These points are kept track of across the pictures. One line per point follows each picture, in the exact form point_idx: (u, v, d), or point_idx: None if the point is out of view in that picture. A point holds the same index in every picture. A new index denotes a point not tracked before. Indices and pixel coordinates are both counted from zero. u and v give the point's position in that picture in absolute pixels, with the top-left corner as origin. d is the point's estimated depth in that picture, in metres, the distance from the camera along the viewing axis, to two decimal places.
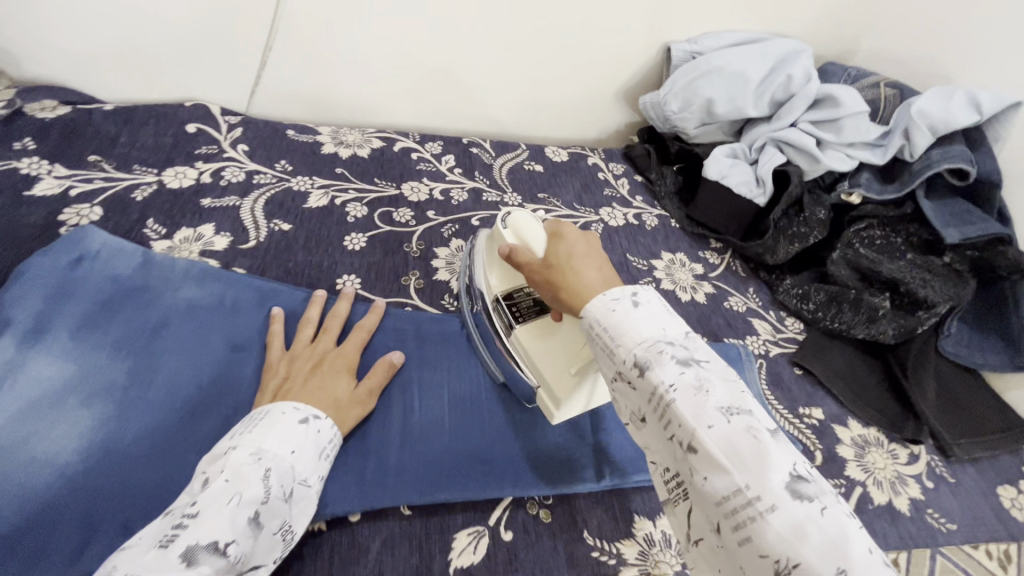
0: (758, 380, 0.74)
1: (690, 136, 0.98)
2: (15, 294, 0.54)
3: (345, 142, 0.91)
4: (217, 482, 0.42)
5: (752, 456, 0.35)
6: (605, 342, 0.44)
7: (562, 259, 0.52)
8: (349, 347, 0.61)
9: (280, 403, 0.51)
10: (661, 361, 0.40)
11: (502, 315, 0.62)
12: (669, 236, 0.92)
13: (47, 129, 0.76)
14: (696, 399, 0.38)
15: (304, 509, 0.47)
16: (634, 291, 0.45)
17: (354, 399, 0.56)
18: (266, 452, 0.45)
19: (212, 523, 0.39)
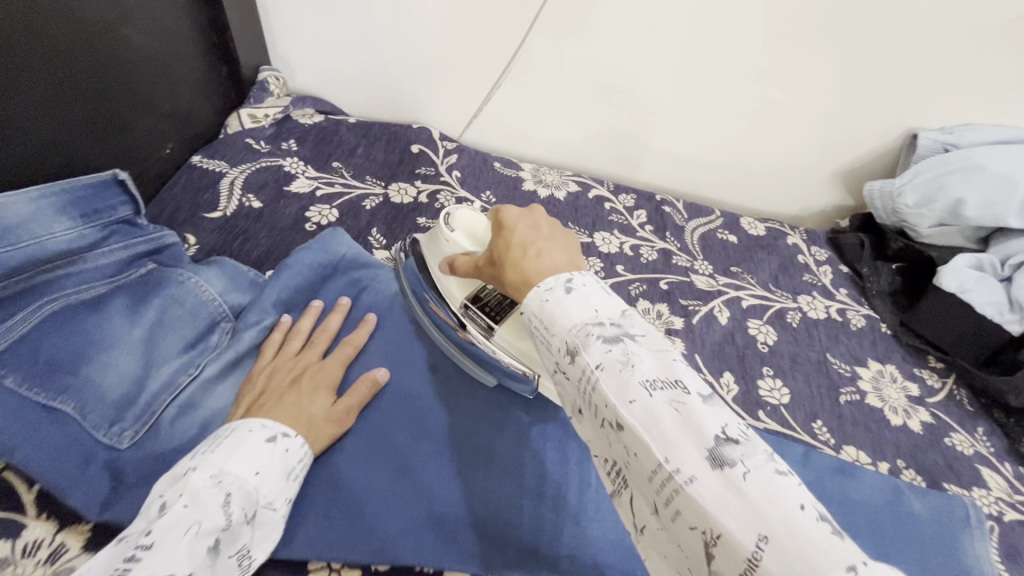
0: (991, 553, 0.60)
1: (920, 235, 0.86)
2: (279, 284, 0.61)
3: (545, 182, 0.93)
4: (175, 507, 0.39)
5: (762, 501, 0.27)
6: (540, 333, 0.37)
7: (518, 245, 0.43)
8: (334, 363, 0.57)
9: (241, 423, 0.48)
10: (588, 343, 0.33)
11: (478, 320, 0.59)
12: (878, 343, 0.81)
13: (306, 134, 0.86)
14: (616, 374, 0.32)
15: (267, 533, 0.45)
16: (567, 278, 0.38)
17: (330, 417, 0.53)
18: (227, 474, 0.43)
19: (171, 554, 0.36)
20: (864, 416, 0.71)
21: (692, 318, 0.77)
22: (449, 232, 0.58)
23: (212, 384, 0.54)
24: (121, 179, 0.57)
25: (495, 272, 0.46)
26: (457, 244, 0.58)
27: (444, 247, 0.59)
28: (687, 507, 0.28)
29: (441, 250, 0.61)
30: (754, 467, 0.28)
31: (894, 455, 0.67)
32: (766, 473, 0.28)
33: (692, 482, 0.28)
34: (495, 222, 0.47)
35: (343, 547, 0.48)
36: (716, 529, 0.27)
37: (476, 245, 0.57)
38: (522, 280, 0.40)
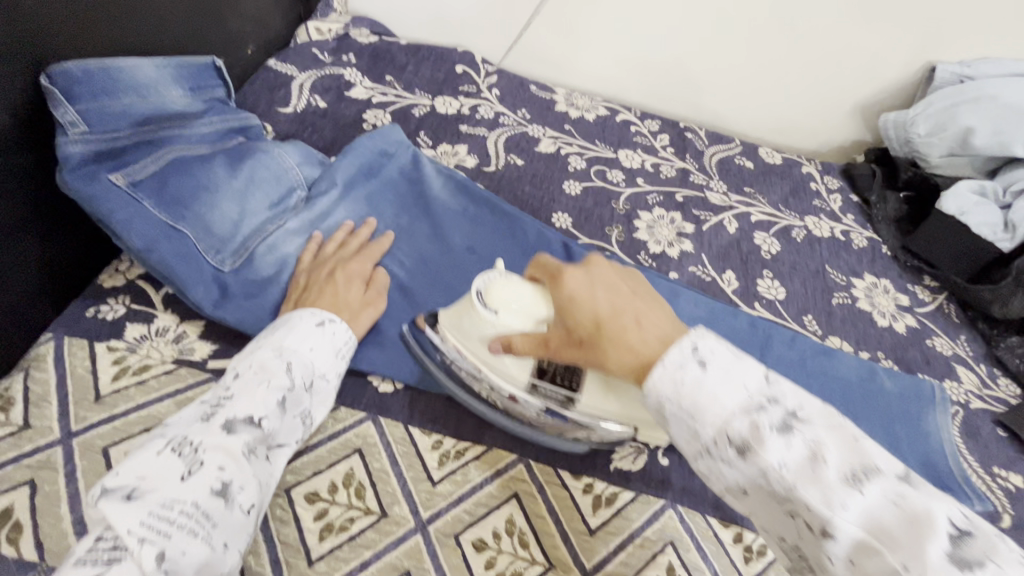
0: (951, 428, 0.68)
1: (930, 164, 0.91)
2: (343, 165, 0.72)
3: (577, 105, 1.01)
4: (246, 372, 0.47)
5: (903, 528, 0.33)
6: (682, 417, 0.40)
7: (592, 329, 0.46)
8: (365, 258, 0.63)
9: (295, 314, 0.54)
10: (758, 431, 0.37)
11: (552, 396, 0.53)
12: (876, 260, 0.87)
13: (363, 50, 0.96)
14: (806, 466, 0.36)
15: (324, 400, 0.51)
16: (694, 346, 0.41)
17: (364, 304, 0.60)
18: (286, 347, 0.50)
19: (246, 402, 0.45)
20: (853, 316, 0.79)
21: (703, 226, 0.85)
22: (482, 301, 0.53)
23: (291, 233, 0.65)
24: (217, 66, 0.68)
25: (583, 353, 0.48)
26: (507, 324, 0.52)
27: (488, 329, 0.54)
28: (794, 499, 0.35)
29: (477, 332, 0.54)
30: (888, 492, 0.34)
31: (876, 348, 0.75)
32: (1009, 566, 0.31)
33: (843, 512, 0.34)
34: (562, 294, 0.48)
35: (397, 362, 0.59)
36: (908, 570, 0.31)
37: (535, 322, 0.52)
38: (637, 362, 0.43)
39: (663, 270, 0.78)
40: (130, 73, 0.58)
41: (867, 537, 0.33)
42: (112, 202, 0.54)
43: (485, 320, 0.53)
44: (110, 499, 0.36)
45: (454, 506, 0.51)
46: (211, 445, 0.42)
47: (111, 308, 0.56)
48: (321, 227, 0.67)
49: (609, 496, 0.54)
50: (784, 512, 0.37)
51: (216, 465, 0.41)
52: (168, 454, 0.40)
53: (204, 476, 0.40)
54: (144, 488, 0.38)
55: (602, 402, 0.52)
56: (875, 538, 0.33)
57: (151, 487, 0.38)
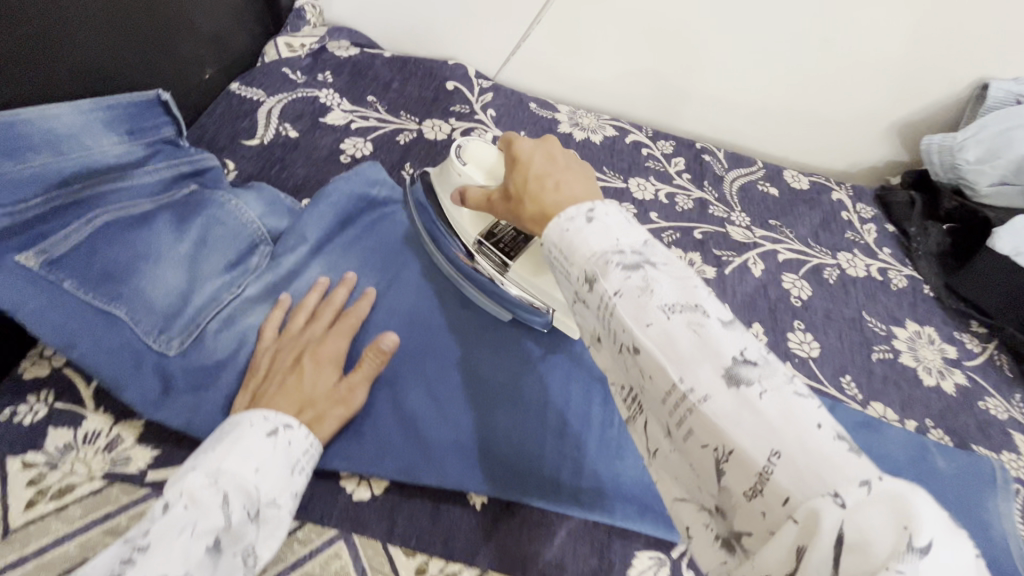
0: (1014, 515, 0.59)
1: (978, 193, 0.80)
2: (316, 211, 0.62)
3: (581, 125, 0.90)
4: (174, 509, 0.37)
5: (763, 417, 0.27)
6: (560, 264, 0.36)
7: (529, 176, 0.41)
8: (338, 336, 0.54)
9: (243, 418, 0.45)
10: (606, 271, 0.33)
11: (490, 258, 0.58)
12: (918, 304, 0.78)
13: (342, 66, 0.85)
14: (636, 300, 0.31)
15: (273, 532, 0.41)
16: (591, 206, 0.36)
17: (333, 398, 0.50)
18: (224, 471, 0.40)
19: (166, 558, 0.35)
20: (896, 375, 0.70)
21: (725, 268, 0.75)
22: (461, 172, 0.55)
23: (252, 301, 0.55)
24: (163, 100, 0.57)
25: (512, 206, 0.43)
26: (470, 177, 0.54)
27: (455, 182, 0.56)
28: (654, 368, 0.31)
29: (450, 184, 0.57)
30: (774, 390, 0.28)
31: (924, 415, 0.66)
32: (862, 481, 0.24)
33: (705, 400, 0.28)
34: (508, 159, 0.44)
35: (377, 461, 0.50)
36: (726, 448, 0.28)
37: (488, 178, 0.54)
38: (539, 213, 0.39)
39: None
40: (44, 119, 0.47)
41: (711, 421, 0.28)
42: (25, 291, 0.45)
43: (455, 175, 0.56)
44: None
45: None
46: None
47: (29, 410, 0.47)
48: (289, 291, 0.58)
49: None
50: (680, 458, 0.32)
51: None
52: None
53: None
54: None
55: (529, 274, 0.56)
56: (733, 427, 0.28)
57: None
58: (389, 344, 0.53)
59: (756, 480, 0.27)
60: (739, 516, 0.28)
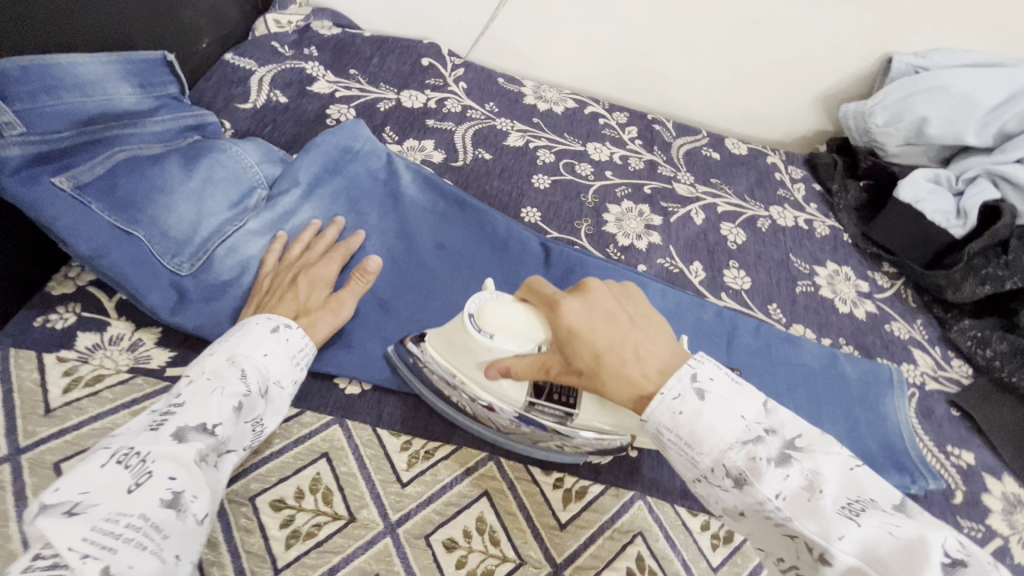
0: (908, 410, 0.71)
1: (888, 153, 0.93)
2: (306, 161, 0.70)
3: (545, 98, 1.00)
4: (199, 379, 0.46)
5: (896, 554, 0.34)
6: (682, 450, 0.42)
7: (593, 359, 0.45)
8: (331, 263, 0.62)
9: (252, 321, 0.53)
10: (621, 349, 0.45)
11: (550, 416, 0.52)
12: (838, 248, 0.90)
13: (325, 43, 0.93)
14: (801, 500, 0.38)
15: (277, 408, 0.50)
16: (692, 372, 0.43)
17: (325, 308, 0.58)
18: (240, 355, 0.49)
19: (198, 410, 0.44)
20: (815, 304, 0.81)
21: (670, 218, 0.86)
22: (484, 343, 0.49)
23: (253, 234, 0.63)
24: (169, 62, 0.65)
25: (586, 378, 0.46)
26: (502, 348, 0.49)
27: (480, 354, 0.50)
28: (792, 528, 0.38)
29: (474, 354, 0.51)
30: (759, 428, 0.41)
31: (837, 335, 0.78)
32: (985, 564, 0.33)
33: (739, 454, 0.40)
34: (559, 326, 0.46)
35: (365, 365, 0.59)
36: (759, 494, 0.39)
37: (522, 339, 0.48)
38: (636, 394, 0.44)
39: (631, 262, 0.78)
40: (73, 70, 0.55)
41: (739, 462, 0.40)
42: (55, 207, 0.52)
43: (477, 344, 0.49)
44: (49, 515, 0.34)
45: (423, 506, 0.51)
46: (162, 455, 0.40)
47: (60, 317, 0.54)
48: (285, 227, 0.65)
49: (578, 490, 0.55)
50: (720, 491, 0.41)
51: (166, 475, 0.39)
52: (114, 464, 0.38)
53: (153, 488, 0.38)
54: (86, 503, 0.36)
55: (597, 417, 0.51)
56: (878, 557, 0.35)
57: (96, 501, 0.36)
58: (374, 266, 0.61)
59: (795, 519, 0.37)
60: (787, 547, 0.38)
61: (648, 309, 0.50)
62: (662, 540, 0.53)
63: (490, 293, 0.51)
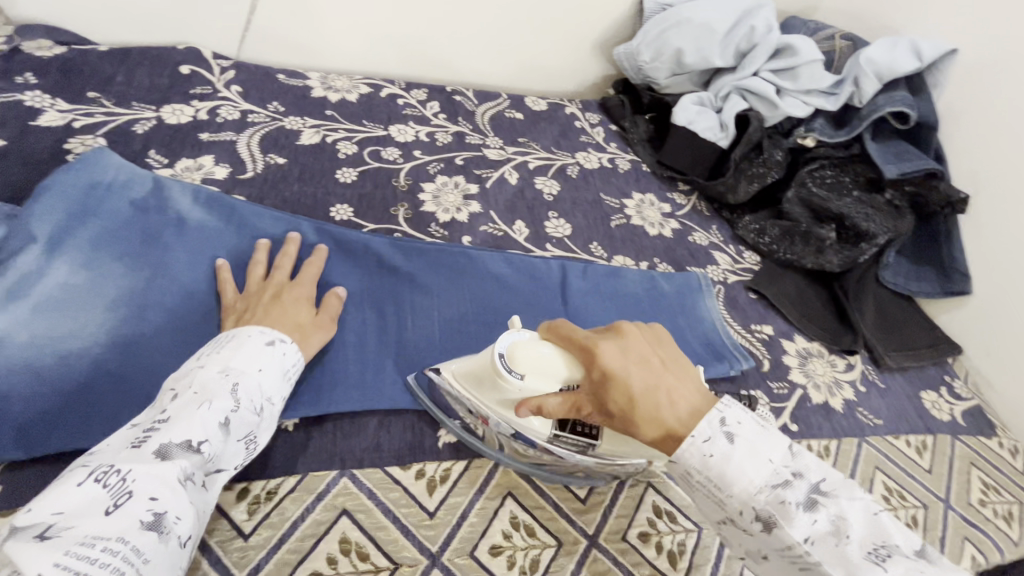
0: (717, 304, 0.82)
1: (661, 86, 1.04)
2: (41, 207, 0.60)
3: (334, 88, 0.95)
4: (186, 394, 0.46)
5: (842, 549, 0.38)
6: (712, 489, 0.43)
7: (624, 406, 0.45)
8: (307, 279, 0.63)
9: (245, 330, 0.53)
10: (696, 424, 0.44)
11: (572, 447, 0.52)
12: (639, 179, 0.99)
13: (46, 66, 0.78)
14: (783, 512, 0.40)
15: (270, 424, 0.50)
16: (723, 419, 0.44)
17: (317, 323, 0.59)
18: (233, 368, 0.49)
19: (186, 425, 0.43)
20: (629, 232, 0.89)
21: (485, 183, 0.87)
22: (518, 371, 0.49)
23: None
24: None
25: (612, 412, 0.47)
26: (533, 389, 0.50)
27: (512, 396, 0.51)
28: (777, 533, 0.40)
29: (504, 395, 0.51)
30: (836, 513, 0.40)
31: (652, 256, 0.86)
32: (838, 508, 0.40)
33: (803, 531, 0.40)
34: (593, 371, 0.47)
35: None
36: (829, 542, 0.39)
37: (558, 381, 0.49)
38: (665, 431, 0.45)
39: (454, 236, 0.78)
40: None
41: (795, 534, 0.39)
42: None
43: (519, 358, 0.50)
44: (20, 538, 0.34)
45: (275, 550, 0.47)
46: (145, 472, 0.40)
47: None
48: (28, 292, 0.55)
49: (442, 474, 0.54)
50: (775, 557, 0.42)
51: (148, 494, 0.39)
52: (92, 483, 0.38)
53: (133, 507, 0.38)
54: (61, 523, 0.36)
55: (618, 448, 0.52)
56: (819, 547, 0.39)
57: (72, 522, 0.36)
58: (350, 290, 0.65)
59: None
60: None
61: (688, 360, 0.50)
62: (530, 492, 0.55)
63: (528, 334, 0.52)
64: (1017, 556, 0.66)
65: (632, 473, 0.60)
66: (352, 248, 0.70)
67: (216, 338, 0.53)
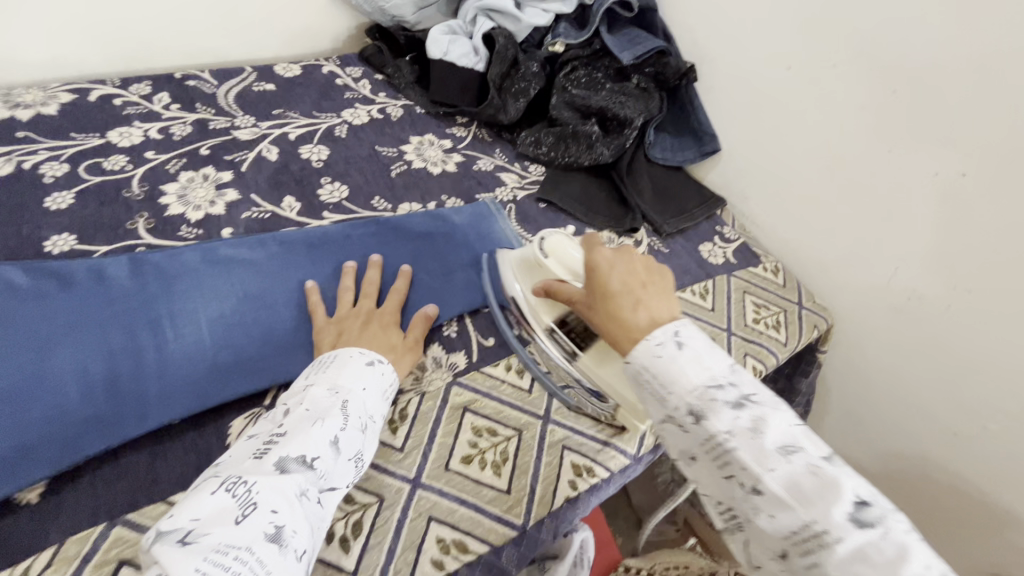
0: (509, 222, 0.84)
1: (412, 23, 1.02)
2: None
3: (22, 103, 0.79)
4: (298, 410, 0.51)
5: (817, 492, 0.39)
6: (654, 387, 0.46)
7: (606, 292, 0.53)
8: (392, 300, 0.67)
9: (347, 350, 0.57)
10: (715, 410, 0.43)
11: (563, 344, 0.63)
12: (415, 122, 0.97)
13: None
14: (749, 441, 0.42)
15: (372, 442, 0.54)
16: (677, 330, 0.47)
17: (406, 344, 0.63)
18: (340, 386, 0.53)
19: (299, 440, 0.47)
20: (412, 178, 0.87)
21: (241, 167, 0.80)
22: (550, 269, 0.62)
23: None
24: None
25: (587, 308, 0.56)
26: (554, 270, 0.62)
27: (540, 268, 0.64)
28: (730, 465, 0.42)
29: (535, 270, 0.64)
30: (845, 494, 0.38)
31: (440, 194, 0.86)
32: (894, 528, 0.37)
33: (772, 472, 0.40)
34: (597, 263, 0.56)
35: None
36: (840, 546, 0.37)
37: (572, 276, 0.61)
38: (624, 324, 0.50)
39: (213, 232, 0.71)
40: None
41: (780, 486, 0.40)
42: None
43: (545, 269, 0.63)
44: (165, 541, 0.38)
45: None
46: (266, 484, 0.43)
47: None
48: None
49: None
50: (777, 545, 0.40)
51: (269, 506, 0.42)
52: (224, 492, 0.42)
53: (256, 519, 0.41)
54: (199, 527, 0.40)
55: (595, 366, 0.61)
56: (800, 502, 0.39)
57: (208, 527, 0.39)
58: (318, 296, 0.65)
59: (858, 570, 0.36)
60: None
61: (667, 282, 0.55)
62: None
63: (571, 238, 0.63)
64: (786, 353, 0.80)
65: (447, 405, 0.61)
66: (81, 277, 0.61)
67: (322, 357, 0.58)
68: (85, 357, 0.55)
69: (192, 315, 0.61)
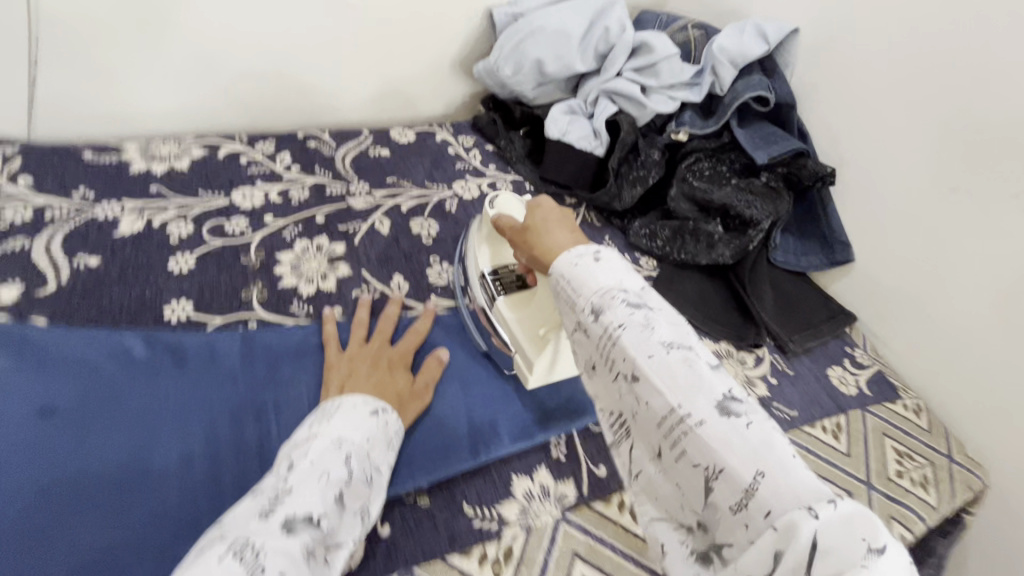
0: None
1: (530, 98, 1.00)
2: None
3: (159, 156, 0.81)
4: (303, 463, 0.45)
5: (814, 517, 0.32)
6: (628, 376, 0.43)
7: (536, 221, 0.55)
8: (406, 344, 0.64)
9: (350, 401, 0.53)
10: (614, 305, 0.44)
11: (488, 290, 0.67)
12: (524, 200, 0.94)
13: None
14: (727, 440, 0.37)
15: (379, 493, 0.49)
16: (657, 324, 0.43)
17: (413, 392, 0.60)
18: (344, 437, 0.48)
19: (305, 496, 0.42)
20: None
21: (354, 239, 0.78)
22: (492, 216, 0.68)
23: None
24: None
25: (519, 240, 0.58)
26: None
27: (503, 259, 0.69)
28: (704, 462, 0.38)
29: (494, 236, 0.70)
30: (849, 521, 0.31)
31: None
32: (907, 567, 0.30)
33: (704, 425, 0.38)
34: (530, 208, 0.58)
35: None
36: (700, 424, 0.38)
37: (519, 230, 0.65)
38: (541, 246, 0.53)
39: (324, 310, 0.69)
40: None
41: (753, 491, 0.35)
42: None
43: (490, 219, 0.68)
44: None
45: None
46: (274, 547, 0.37)
47: None
48: None
49: None
50: (671, 476, 0.41)
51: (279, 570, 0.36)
52: (230, 559, 0.35)
53: None
54: None
55: (514, 310, 0.64)
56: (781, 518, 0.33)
57: None
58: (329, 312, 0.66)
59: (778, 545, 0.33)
60: (725, 528, 0.37)
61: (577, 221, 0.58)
62: None
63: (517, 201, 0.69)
64: (937, 519, 0.68)
65: (555, 548, 0.54)
66: (195, 354, 0.60)
67: (325, 404, 0.53)
68: (191, 445, 0.54)
69: (297, 407, 0.58)
